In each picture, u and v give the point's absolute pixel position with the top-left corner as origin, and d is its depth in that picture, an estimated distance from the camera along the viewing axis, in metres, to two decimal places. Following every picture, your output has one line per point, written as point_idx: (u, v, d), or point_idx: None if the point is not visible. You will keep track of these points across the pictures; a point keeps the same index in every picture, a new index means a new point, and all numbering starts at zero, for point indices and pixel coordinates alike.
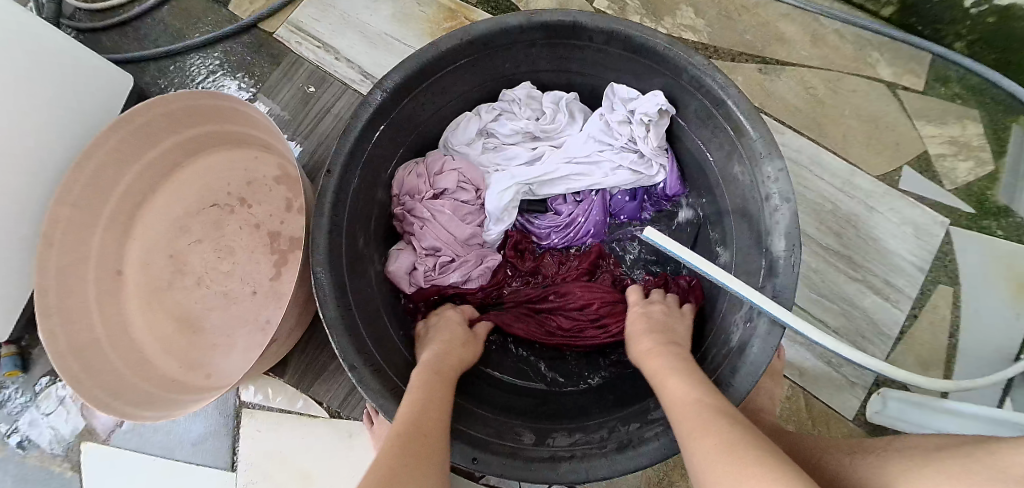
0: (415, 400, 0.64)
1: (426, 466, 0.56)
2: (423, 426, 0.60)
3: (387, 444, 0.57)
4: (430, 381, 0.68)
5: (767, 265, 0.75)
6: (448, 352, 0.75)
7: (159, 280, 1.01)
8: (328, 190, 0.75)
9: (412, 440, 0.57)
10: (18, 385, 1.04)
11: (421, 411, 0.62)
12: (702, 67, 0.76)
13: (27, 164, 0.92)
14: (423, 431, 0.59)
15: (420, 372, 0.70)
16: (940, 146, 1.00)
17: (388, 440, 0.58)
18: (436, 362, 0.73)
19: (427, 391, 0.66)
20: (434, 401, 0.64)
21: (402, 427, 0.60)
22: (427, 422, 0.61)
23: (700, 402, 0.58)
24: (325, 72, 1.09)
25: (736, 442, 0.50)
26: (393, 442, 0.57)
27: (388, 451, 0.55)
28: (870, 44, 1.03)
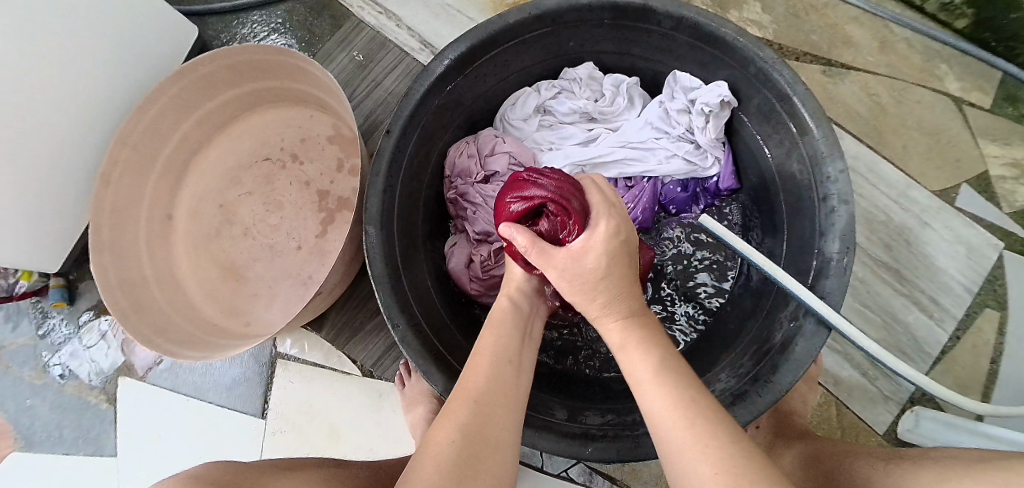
0: (487, 378, 0.58)
1: (494, 442, 0.54)
2: (495, 395, 0.57)
3: (455, 413, 0.55)
4: (504, 333, 0.64)
5: (818, 266, 0.74)
6: (522, 299, 0.70)
7: (207, 228, 1.04)
8: (387, 149, 0.76)
9: (476, 440, 0.53)
10: (63, 316, 1.07)
11: (493, 375, 0.59)
12: (771, 60, 0.75)
13: (94, 102, 0.95)
14: (492, 399, 0.56)
15: (491, 321, 0.65)
16: (1002, 168, 0.97)
17: (459, 405, 0.56)
18: (512, 310, 0.68)
19: (498, 348, 0.62)
20: (507, 360, 0.61)
21: (469, 414, 0.54)
22: (499, 389, 0.58)
23: (670, 396, 0.53)
24: (384, 38, 1.09)
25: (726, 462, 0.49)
26: (456, 437, 0.52)
27: (454, 425, 0.54)
28: (939, 56, 1.00)
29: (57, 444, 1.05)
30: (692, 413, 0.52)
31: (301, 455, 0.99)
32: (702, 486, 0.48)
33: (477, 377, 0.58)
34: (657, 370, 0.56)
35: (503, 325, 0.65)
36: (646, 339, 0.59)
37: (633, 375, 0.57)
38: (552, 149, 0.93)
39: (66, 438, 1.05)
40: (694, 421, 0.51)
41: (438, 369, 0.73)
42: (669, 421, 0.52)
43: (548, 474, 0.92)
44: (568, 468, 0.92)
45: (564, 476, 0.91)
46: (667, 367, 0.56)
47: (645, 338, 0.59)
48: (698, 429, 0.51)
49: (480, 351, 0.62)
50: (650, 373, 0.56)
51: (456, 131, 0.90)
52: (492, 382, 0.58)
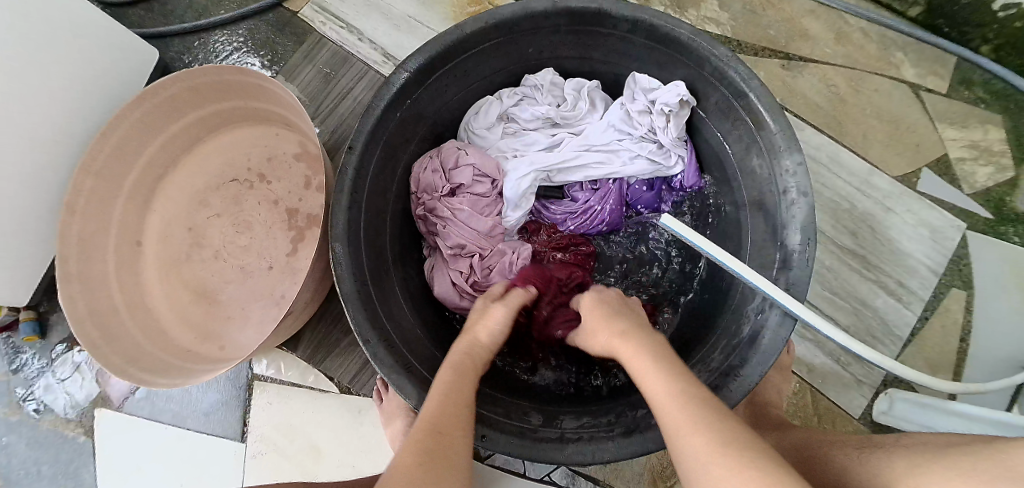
0: (443, 385, 0.63)
1: (450, 468, 0.55)
2: (446, 425, 0.58)
3: (410, 443, 0.56)
4: (459, 369, 0.66)
5: (782, 258, 0.75)
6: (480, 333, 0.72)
7: (177, 252, 1.03)
8: (349, 166, 0.75)
9: (436, 437, 0.57)
10: (36, 350, 1.05)
11: (446, 405, 0.60)
12: (725, 58, 0.76)
13: (54, 133, 0.94)
14: (446, 427, 0.58)
15: (448, 361, 0.67)
16: (960, 150, 0.99)
17: (414, 434, 0.57)
18: (467, 347, 0.70)
19: (455, 382, 0.64)
20: (463, 393, 0.63)
21: (426, 419, 0.59)
22: (452, 418, 0.59)
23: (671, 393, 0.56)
24: (346, 52, 1.09)
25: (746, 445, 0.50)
26: (417, 437, 0.57)
27: (410, 454, 0.55)
28: (894, 44, 1.02)
29: (37, 480, 1.03)
30: (689, 405, 0.55)
31: (283, 476, 0.98)
32: (700, 465, 0.51)
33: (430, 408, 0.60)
34: (658, 366, 0.60)
35: (459, 357, 0.68)
36: (642, 345, 0.63)
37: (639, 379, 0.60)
38: (517, 156, 0.93)
39: (44, 474, 1.03)
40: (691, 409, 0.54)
41: (413, 384, 0.73)
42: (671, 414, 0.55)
43: (531, 479, 0.92)
44: (550, 472, 0.92)
45: (547, 480, 0.91)
46: (663, 370, 0.59)
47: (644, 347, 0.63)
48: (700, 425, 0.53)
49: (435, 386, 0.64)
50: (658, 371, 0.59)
51: (420, 143, 0.90)
52: (445, 412, 0.60)
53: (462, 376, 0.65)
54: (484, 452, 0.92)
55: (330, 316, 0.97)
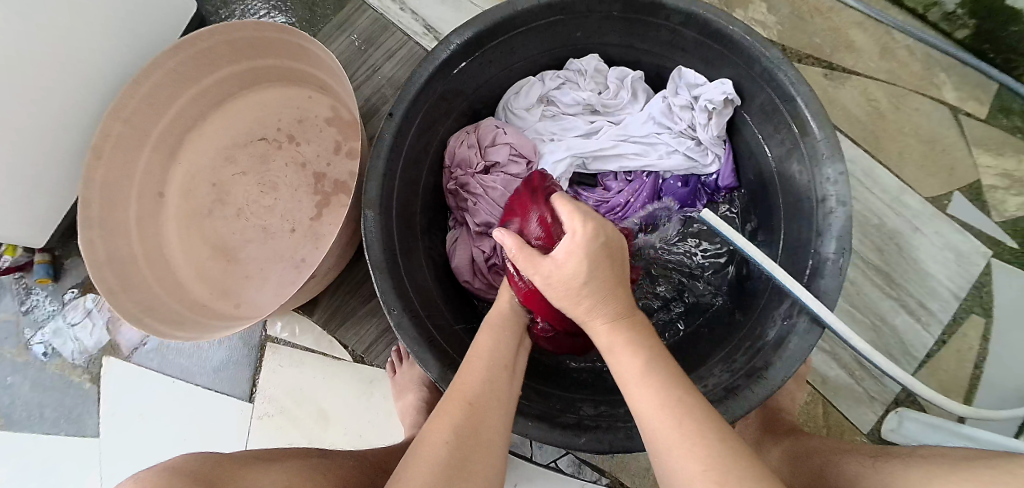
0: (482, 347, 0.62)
1: (485, 446, 0.54)
2: (483, 398, 0.57)
3: (448, 416, 0.55)
4: (495, 342, 0.63)
5: (814, 266, 0.75)
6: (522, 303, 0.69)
7: (199, 207, 1.02)
8: (388, 133, 0.75)
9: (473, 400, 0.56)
10: (48, 293, 1.04)
11: (484, 377, 0.58)
12: (777, 60, 0.75)
13: (86, 74, 0.93)
14: (484, 393, 0.57)
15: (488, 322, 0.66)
16: (993, 178, 0.98)
17: (451, 396, 0.57)
18: (509, 311, 0.68)
19: (495, 354, 0.61)
20: (503, 367, 0.60)
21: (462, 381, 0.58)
22: (491, 396, 0.57)
23: (662, 398, 0.51)
24: (386, 21, 1.08)
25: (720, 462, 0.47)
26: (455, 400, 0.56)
27: (447, 429, 0.53)
28: (939, 65, 1.01)
29: (39, 422, 1.03)
30: (674, 404, 0.51)
31: (288, 440, 0.98)
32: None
33: (469, 378, 0.58)
34: (647, 365, 0.54)
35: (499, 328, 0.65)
36: (636, 339, 0.56)
37: (621, 377, 0.55)
38: (554, 140, 0.92)
39: (47, 417, 1.02)
40: (683, 413, 0.50)
41: (434, 357, 0.72)
42: (659, 421, 0.51)
43: (537, 464, 0.92)
44: (557, 458, 0.92)
45: (554, 466, 0.92)
46: (656, 366, 0.54)
47: (631, 334, 0.57)
48: (688, 429, 0.49)
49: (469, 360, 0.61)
50: (640, 368, 0.54)
51: (457, 118, 0.89)
52: (488, 388, 0.57)
53: (502, 344, 0.63)
54: None
55: (348, 286, 0.99)
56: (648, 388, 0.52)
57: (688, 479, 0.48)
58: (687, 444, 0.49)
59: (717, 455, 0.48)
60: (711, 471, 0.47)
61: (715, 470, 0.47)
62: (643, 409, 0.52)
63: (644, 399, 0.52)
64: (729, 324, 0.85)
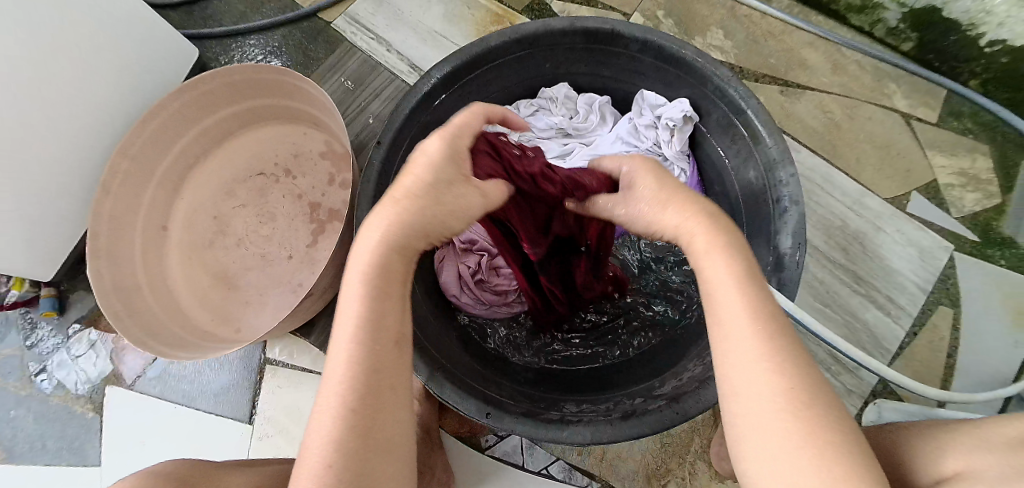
0: (361, 305, 0.55)
1: (391, 443, 0.53)
2: (375, 372, 0.53)
3: (342, 405, 0.52)
4: (380, 291, 0.56)
5: (774, 261, 0.79)
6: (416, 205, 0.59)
7: (200, 239, 1.08)
8: (376, 157, 0.81)
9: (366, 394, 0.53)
10: (53, 326, 1.09)
11: (374, 353, 0.54)
12: (726, 78, 0.83)
13: (95, 117, 1.00)
14: (374, 381, 0.53)
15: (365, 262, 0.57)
16: (949, 177, 1.04)
17: (339, 389, 0.53)
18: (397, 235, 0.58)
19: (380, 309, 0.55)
20: (386, 335, 0.55)
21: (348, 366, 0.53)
22: (386, 369, 0.54)
23: (759, 324, 0.51)
24: (373, 61, 1.16)
25: (801, 392, 0.49)
26: (343, 395, 0.52)
27: (343, 428, 0.51)
28: (888, 76, 1.09)
29: (41, 454, 1.06)
30: (777, 341, 0.51)
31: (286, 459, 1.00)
32: (775, 431, 0.48)
33: (355, 346, 0.54)
34: (754, 299, 0.52)
35: (381, 262, 0.57)
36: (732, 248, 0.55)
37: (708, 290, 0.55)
38: None
39: (48, 449, 1.05)
40: (790, 364, 0.50)
41: (422, 360, 0.76)
42: (737, 349, 0.51)
43: (528, 472, 0.94)
44: (548, 465, 0.94)
45: (545, 472, 0.94)
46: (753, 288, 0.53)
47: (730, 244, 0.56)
48: (785, 371, 0.49)
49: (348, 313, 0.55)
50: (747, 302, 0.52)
51: None
52: (370, 364, 0.53)
53: (383, 300, 0.56)
54: (486, 443, 0.96)
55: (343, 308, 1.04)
56: (751, 326, 0.51)
57: (767, 415, 0.48)
58: (776, 382, 0.49)
59: (803, 398, 0.48)
60: (804, 431, 0.47)
61: (801, 411, 0.48)
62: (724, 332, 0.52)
63: (739, 333, 0.51)
64: (702, 323, 0.88)
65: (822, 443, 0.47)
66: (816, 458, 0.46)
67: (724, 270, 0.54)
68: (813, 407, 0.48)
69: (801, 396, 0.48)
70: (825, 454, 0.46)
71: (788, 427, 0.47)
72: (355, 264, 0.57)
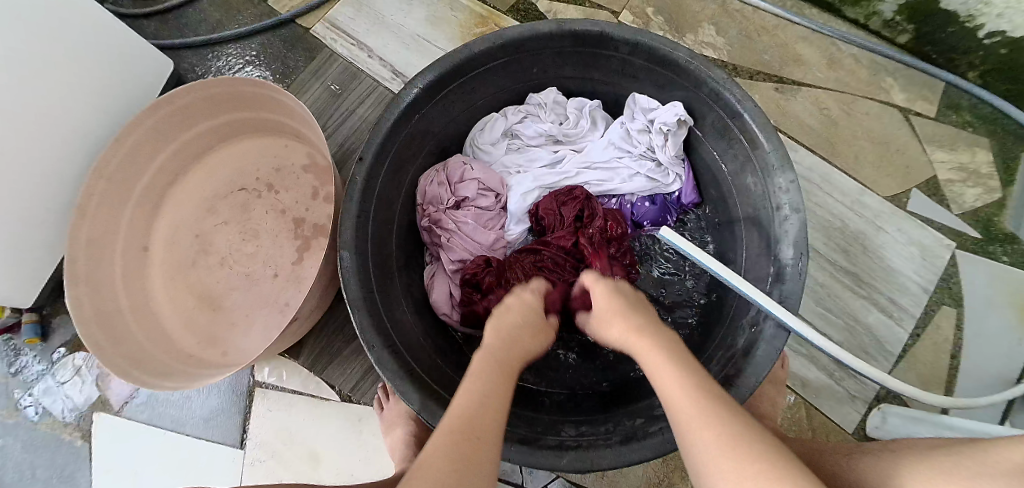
0: (473, 379, 0.62)
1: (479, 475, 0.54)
2: (472, 420, 0.57)
3: (439, 441, 0.55)
4: (486, 368, 0.64)
5: (775, 273, 0.77)
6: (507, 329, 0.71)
7: (182, 259, 1.04)
8: (359, 175, 0.78)
9: (468, 438, 0.56)
10: (36, 353, 1.06)
11: (480, 403, 0.59)
12: (720, 80, 0.79)
13: (66, 139, 0.96)
14: (481, 426, 0.57)
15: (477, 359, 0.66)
16: (949, 172, 1.02)
17: (439, 436, 0.56)
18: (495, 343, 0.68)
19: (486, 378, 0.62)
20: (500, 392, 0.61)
21: (453, 420, 0.58)
22: (487, 420, 0.58)
23: (698, 394, 0.56)
24: (355, 68, 1.12)
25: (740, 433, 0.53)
26: (449, 438, 0.56)
27: (443, 457, 0.54)
28: (885, 70, 1.06)
29: (31, 483, 1.03)
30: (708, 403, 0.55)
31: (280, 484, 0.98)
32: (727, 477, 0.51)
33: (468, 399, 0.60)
34: (683, 375, 0.58)
35: (492, 365, 0.64)
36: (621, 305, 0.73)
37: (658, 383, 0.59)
38: (520, 172, 0.97)
39: (38, 478, 1.03)
40: (732, 423, 0.53)
41: (414, 389, 0.74)
42: (688, 417, 0.55)
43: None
44: (547, 482, 0.92)
45: None
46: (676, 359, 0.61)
47: (657, 342, 0.64)
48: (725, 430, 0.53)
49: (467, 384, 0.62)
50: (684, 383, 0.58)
51: (426, 156, 0.92)
52: (478, 403, 0.59)
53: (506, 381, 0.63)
54: None
55: (331, 329, 1.00)
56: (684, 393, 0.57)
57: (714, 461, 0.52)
58: (721, 439, 0.52)
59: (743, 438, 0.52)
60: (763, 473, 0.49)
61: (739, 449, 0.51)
62: (673, 405, 0.57)
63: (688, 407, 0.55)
64: (702, 336, 0.86)
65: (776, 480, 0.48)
66: (772, 485, 0.48)
67: (665, 366, 0.60)
68: (746, 445, 0.51)
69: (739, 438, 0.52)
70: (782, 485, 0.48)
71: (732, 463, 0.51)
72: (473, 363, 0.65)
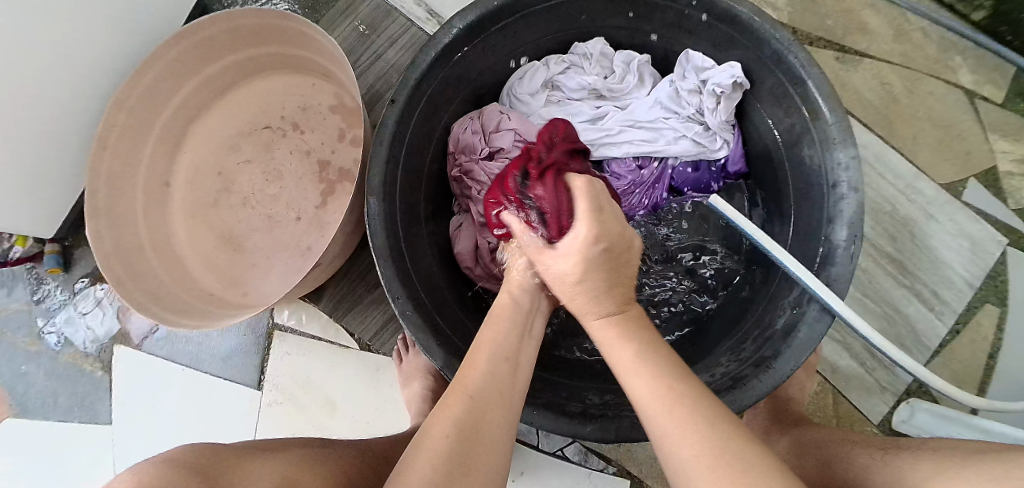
0: (486, 345, 0.62)
1: (481, 457, 0.53)
2: (491, 389, 0.57)
3: (448, 411, 0.55)
4: (498, 346, 0.62)
5: (824, 253, 0.74)
6: (518, 300, 0.69)
7: (205, 197, 1.02)
8: (390, 118, 0.74)
9: (473, 410, 0.55)
10: (59, 283, 1.05)
11: (487, 380, 0.58)
12: (786, 42, 0.74)
13: (89, 66, 0.92)
14: (481, 396, 0.56)
15: (490, 323, 0.65)
16: (1010, 164, 0.96)
17: (453, 402, 0.56)
18: (509, 312, 0.67)
19: (495, 348, 0.61)
20: (502, 364, 0.60)
21: (463, 390, 0.57)
22: (495, 393, 0.57)
23: (671, 396, 0.53)
24: (388, 6, 1.06)
25: (723, 448, 0.49)
26: (453, 409, 0.55)
27: (446, 426, 0.54)
28: (954, 47, 0.99)
29: (53, 411, 1.04)
30: (686, 408, 0.52)
31: (297, 427, 0.98)
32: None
33: (475, 364, 0.59)
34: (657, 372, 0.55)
35: (499, 331, 0.64)
36: (625, 329, 0.61)
37: (628, 386, 0.57)
38: None
39: (60, 405, 1.04)
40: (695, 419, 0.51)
41: (438, 345, 0.72)
42: (664, 426, 0.52)
43: (543, 453, 0.92)
44: (563, 447, 0.91)
45: (559, 454, 0.91)
46: (657, 358, 0.57)
47: (657, 366, 0.56)
48: (702, 434, 0.50)
49: (474, 356, 0.61)
50: (650, 388, 0.54)
51: (460, 104, 0.88)
52: (486, 383, 0.57)
53: (508, 343, 0.63)
54: None
55: (354, 275, 0.98)
56: (668, 411, 0.52)
57: (697, 477, 0.49)
58: (681, 432, 0.51)
59: (725, 453, 0.49)
60: (715, 468, 0.48)
61: (721, 469, 0.48)
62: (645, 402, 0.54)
63: (642, 398, 0.54)
64: (739, 309, 0.84)
65: (734, 485, 0.47)
66: None
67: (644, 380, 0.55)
68: (728, 456, 0.48)
69: (724, 453, 0.49)
70: (739, 485, 0.47)
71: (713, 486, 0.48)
72: (485, 328, 0.64)
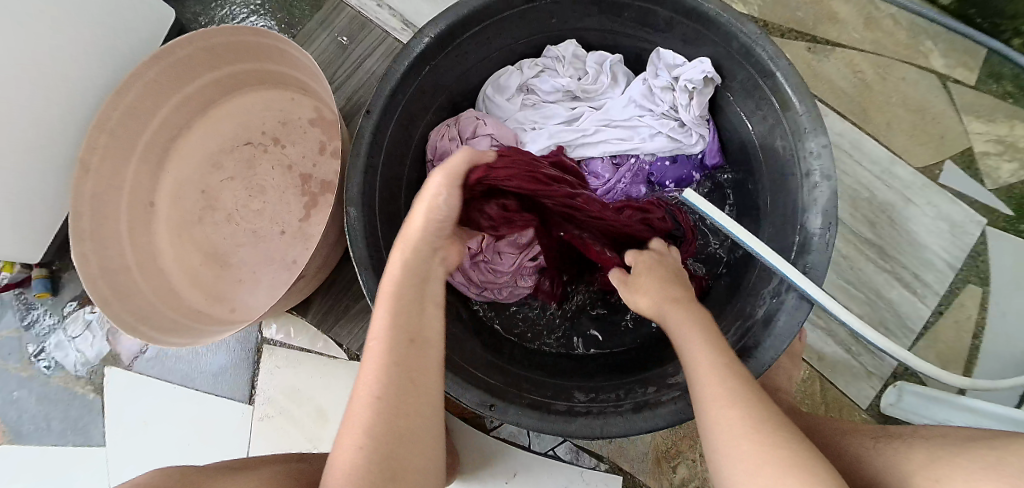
0: (386, 320, 0.56)
1: (415, 446, 0.52)
2: (401, 381, 0.53)
3: (358, 416, 0.52)
4: (389, 313, 0.56)
5: (801, 241, 0.74)
6: (411, 252, 0.61)
7: (189, 214, 1.02)
8: (366, 129, 0.74)
9: (394, 406, 0.52)
10: (48, 307, 1.06)
11: (394, 366, 0.54)
12: (753, 35, 0.74)
13: (67, 91, 0.93)
14: (393, 388, 0.53)
15: (383, 291, 0.58)
16: (985, 145, 0.97)
17: (363, 404, 0.52)
18: (404, 269, 0.60)
19: (400, 328, 0.56)
20: (405, 336, 0.55)
21: (370, 383, 0.53)
22: (406, 381, 0.54)
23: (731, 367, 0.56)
24: (364, 18, 1.07)
25: (761, 420, 0.51)
26: (367, 405, 0.52)
27: (362, 435, 0.51)
28: (924, 32, 1.00)
29: (48, 435, 1.04)
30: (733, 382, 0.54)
31: (291, 440, 0.99)
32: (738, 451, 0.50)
33: (381, 355, 0.55)
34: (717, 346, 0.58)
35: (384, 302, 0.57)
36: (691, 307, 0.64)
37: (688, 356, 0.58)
38: (535, 128, 0.93)
39: (53, 429, 1.04)
40: (738, 387, 0.54)
41: None
42: (714, 389, 0.54)
43: (535, 453, 0.92)
44: (554, 446, 0.92)
45: (551, 454, 0.92)
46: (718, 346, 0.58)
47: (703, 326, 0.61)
48: (741, 404, 0.52)
49: (375, 333, 0.56)
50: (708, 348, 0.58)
51: (437, 111, 0.89)
52: (396, 368, 0.54)
53: (401, 309, 0.57)
54: (490, 424, 0.93)
55: (338, 286, 0.97)
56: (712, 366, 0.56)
57: (735, 445, 0.50)
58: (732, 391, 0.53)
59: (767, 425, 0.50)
60: (757, 433, 0.50)
61: (760, 435, 0.50)
62: (700, 377, 0.56)
63: (699, 363, 0.57)
64: (721, 301, 0.85)
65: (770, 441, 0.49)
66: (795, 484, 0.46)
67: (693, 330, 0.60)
68: (766, 433, 0.50)
69: (761, 424, 0.51)
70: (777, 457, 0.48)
71: (749, 444, 0.50)
72: (381, 297, 0.58)
